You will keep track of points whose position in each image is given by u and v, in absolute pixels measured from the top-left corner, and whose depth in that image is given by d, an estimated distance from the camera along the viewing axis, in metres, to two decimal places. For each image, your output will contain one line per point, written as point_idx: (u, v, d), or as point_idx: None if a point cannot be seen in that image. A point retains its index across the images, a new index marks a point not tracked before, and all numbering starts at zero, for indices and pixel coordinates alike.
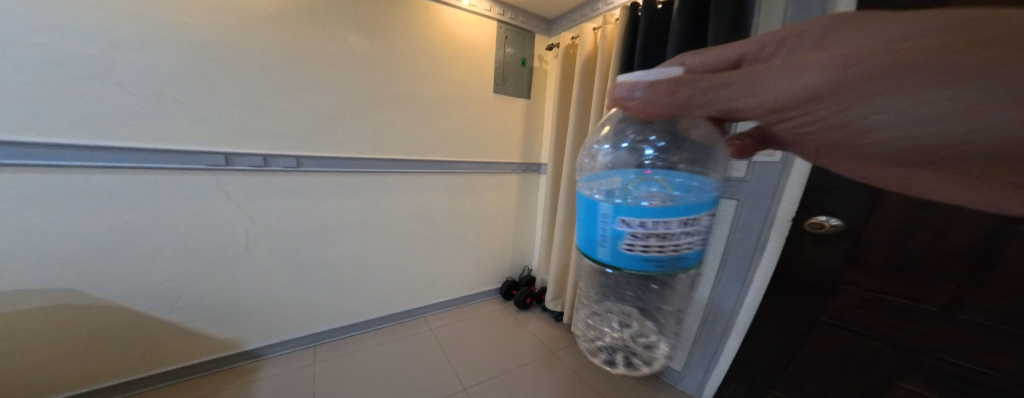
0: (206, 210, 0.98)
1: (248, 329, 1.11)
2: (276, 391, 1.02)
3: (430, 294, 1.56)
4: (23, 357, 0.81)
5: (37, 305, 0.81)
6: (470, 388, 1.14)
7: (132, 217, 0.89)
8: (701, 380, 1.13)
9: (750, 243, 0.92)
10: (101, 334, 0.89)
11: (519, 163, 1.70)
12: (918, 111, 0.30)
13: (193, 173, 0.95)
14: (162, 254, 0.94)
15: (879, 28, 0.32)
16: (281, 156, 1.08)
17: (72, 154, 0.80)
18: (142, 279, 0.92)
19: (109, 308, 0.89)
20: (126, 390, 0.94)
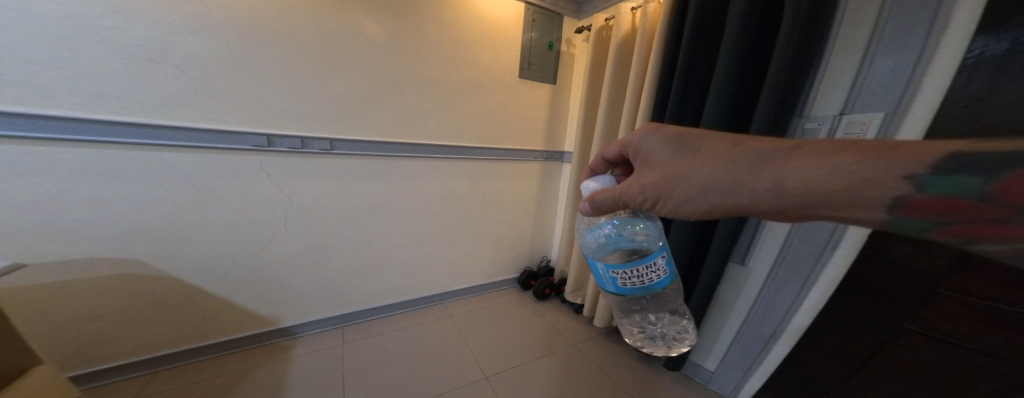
0: (251, 190, 0.98)
1: (286, 309, 1.16)
2: (313, 369, 1.08)
3: (452, 281, 1.56)
4: (96, 322, 0.88)
5: (107, 273, 0.86)
6: (491, 377, 1.12)
7: (182, 195, 0.90)
8: (738, 381, 1.05)
9: (820, 239, 0.80)
10: (162, 304, 0.95)
11: (542, 150, 1.62)
12: (719, 185, 0.44)
13: (233, 153, 0.94)
14: (210, 234, 0.96)
15: (721, 151, 0.45)
16: (316, 139, 1.05)
17: (131, 131, 0.81)
18: (193, 255, 0.95)
19: (169, 280, 0.94)
20: (182, 359, 1.02)
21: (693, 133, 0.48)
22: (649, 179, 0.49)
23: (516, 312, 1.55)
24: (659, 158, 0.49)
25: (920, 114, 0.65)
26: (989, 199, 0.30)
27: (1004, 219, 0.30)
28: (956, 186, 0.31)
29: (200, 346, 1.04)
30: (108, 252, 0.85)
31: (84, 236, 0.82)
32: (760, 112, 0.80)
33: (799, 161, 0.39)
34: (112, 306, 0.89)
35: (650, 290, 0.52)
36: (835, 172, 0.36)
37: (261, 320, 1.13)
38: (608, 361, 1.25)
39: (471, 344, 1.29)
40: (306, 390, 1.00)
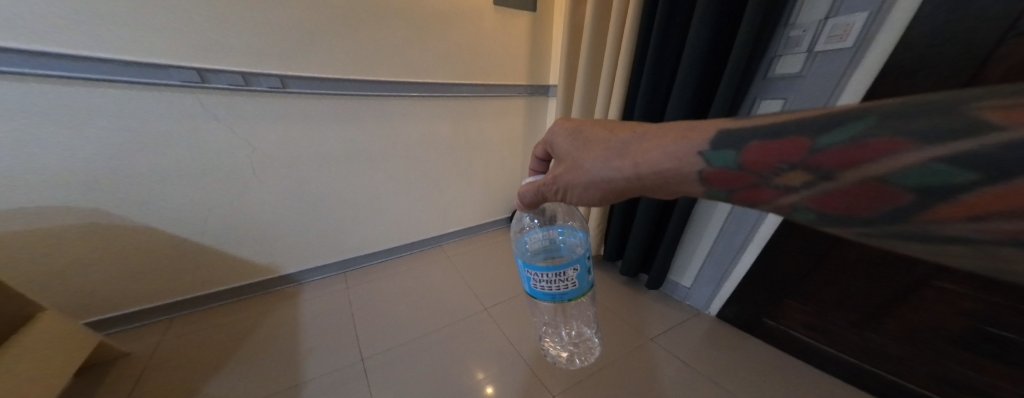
0: (202, 136, 0.93)
1: (279, 257, 1.21)
2: (320, 310, 1.18)
3: (444, 224, 1.60)
4: (84, 270, 0.91)
5: (68, 221, 0.85)
6: (491, 308, 1.23)
7: (116, 137, 0.84)
8: (710, 294, 1.13)
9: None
10: (143, 251, 0.97)
11: (526, 85, 1.52)
12: (605, 170, 0.46)
13: (167, 91, 0.85)
14: (168, 179, 0.93)
15: (610, 139, 0.47)
16: (263, 75, 0.95)
17: (19, 59, 0.70)
18: (156, 202, 0.94)
19: (138, 228, 0.94)
20: (189, 308, 1.10)
21: (587, 127, 0.51)
22: (558, 171, 0.52)
23: (506, 248, 1.62)
24: (564, 149, 0.52)
25: (903, 9, 0.59)
26: (746, 167, 0.34)
27: (757, 185, 0.34)
28: (727, 158, 0.35)
29: (204, 296, 1.11)
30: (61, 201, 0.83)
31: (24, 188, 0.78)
32: (742, 34, 0.73)
33: (648, 143, 0.43)
34: (92, 255, 0.91)
35: (559, 298, 0.54)
36: (663, 152, 0.41)
37: (259, 269, 1.19)
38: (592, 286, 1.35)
39: (464, 280, 1.38)
40: (319, 328, 1.10)
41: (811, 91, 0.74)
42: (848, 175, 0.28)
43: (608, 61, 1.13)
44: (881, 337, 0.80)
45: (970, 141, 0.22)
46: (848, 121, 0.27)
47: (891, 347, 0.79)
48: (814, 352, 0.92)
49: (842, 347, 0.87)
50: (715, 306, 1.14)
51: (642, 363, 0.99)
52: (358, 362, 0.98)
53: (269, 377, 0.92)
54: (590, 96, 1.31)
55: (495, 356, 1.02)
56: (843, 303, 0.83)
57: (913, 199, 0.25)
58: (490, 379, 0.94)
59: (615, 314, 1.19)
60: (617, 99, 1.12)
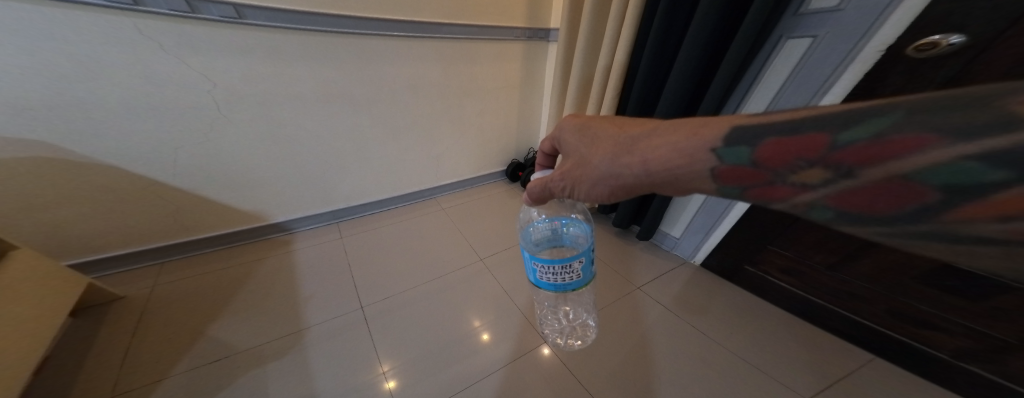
0: (154, 69, 0.84)
1: (266, 204, 1.19)
2: (313, 258, 1.19)
3: (438, 176, 1.56)
4: (59, 210, 0.89)
5: (20, 157, 0.79)
6: (485, 259, 1.25)
7: (48, 63, 0.74)
8: (697, 244, 1.14)
9: (809, 91, 0.73)
10: (117, 191, 0.94)
11: (524, 27, 1.38)
12: (616, 167, 0.42)
13: (98, 12, 0.74)
14: (119, 113, 0.85)
15: (621, 135, 0.43)
16: (212, 1, 0.83)
17: None
18: (114, 140, 0.87)
19: (105, 167, 0.89)
20: (182, 251, 1.12)
21: (597, 121, 0.48)
22: (564, 166, 0.48)
23: (500, 201, 1.61)
24: (572, 144, 0.49)
25: None
26: (759, 164, 0.30)
27: (771, 183, 0.30)
28: (739, 155, 0.31)
29: (196, 240, 1.12)
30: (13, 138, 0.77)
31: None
32: None
33: (659, 138, 0.38)
34: (62, 196, 0.88)
35: (563, 288, 0.52)
36: (674, 148, 0.36)
37: (248, 216, 1.18)
38: None
39: (459, 232, 1.39)
40: (313, 275, 1.12)
41: (846, 27, 0.64)
42: (875, 170, 0.24)
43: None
44: (852, 278, 0.82)
45: (1000, 139, 0.19)
46: (876, 115, 0.24)
47: (861, 289, 0.81)
48: (788, 295, 0.97)
49: (812, 289, 0.91)
50: (700, 255, 1.16)
51: (629, 310, 1.02)
52: (358, 310, 1.01)
53: (271, 321, 0.96)
54: (594, 38, 1.18)
55: (489, 303, 1.06)
56: (822, 248, 0.85)
57: (940, 198, 0.22)
58: (485, 325, 0.98)
59: (606, 264, 1.21)
60: (626, 42, 1.01)
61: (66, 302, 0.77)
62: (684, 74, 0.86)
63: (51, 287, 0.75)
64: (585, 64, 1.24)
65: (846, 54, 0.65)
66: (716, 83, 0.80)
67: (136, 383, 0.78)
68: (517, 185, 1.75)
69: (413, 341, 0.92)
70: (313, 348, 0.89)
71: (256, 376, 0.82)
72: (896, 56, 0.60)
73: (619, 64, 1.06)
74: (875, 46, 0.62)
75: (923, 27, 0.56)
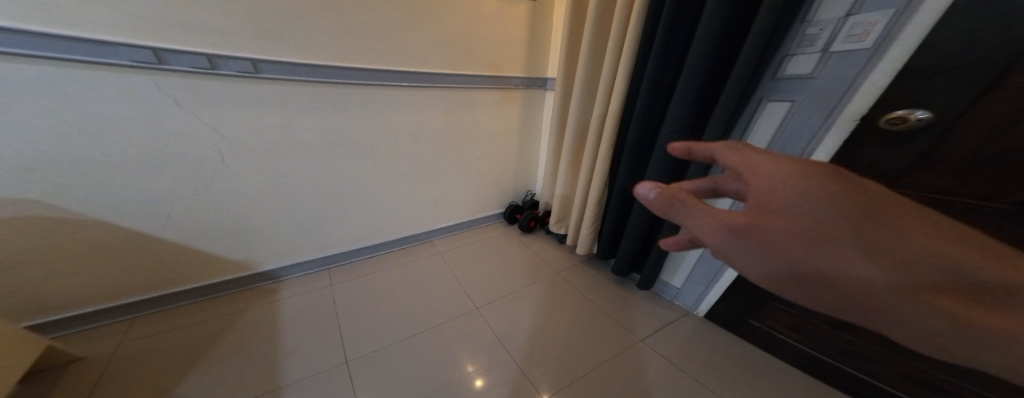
0: (162, 120, 0.84)
1: (256, 251, 1.15)
2: (300, 308, 1.13)
3: (436, 218, 1.55)
4: (32, 268, 0.84)
5: (10, 215, 0.77)
6: (481, 307, 1.18)
7: (60, 120, 0.75)
8: (699, 296, 1.12)
9: (793, 152, 0.78)
10: (102, 245, 0.89)
11: (523, 77, 1.47)
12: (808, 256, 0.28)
13: (121, 71, 0.77)
14: (118, 165, 0.84)
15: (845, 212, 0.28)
16: (232, 58, 0.87)
17: None
18: (112, 191, 0.85)
19: (94, 222, 0.86)
20: (159, 305, 1.05)
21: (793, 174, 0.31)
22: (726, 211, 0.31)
23: (497, 244, 1.59)
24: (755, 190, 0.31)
25: (926, 16, 0.57)
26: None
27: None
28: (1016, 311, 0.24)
29: (175, 292, 1.06)
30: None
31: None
32: (751, 35, 0.71)
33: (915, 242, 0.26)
34: (38, 251, 0.82)
35: None
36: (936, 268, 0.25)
37: (236, 264, 1.13)
38: (585, 285, 1.32)
39: (453, 277, 1.34)
40: (298, 328, 1.05)
41: (821, 94, 0.71)
42: None
43: (609, 57, 1.08)
44: (861, 338, 0.80)
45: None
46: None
47: (868, 349, 0.79)
48: (799, 353, 0.93)
49: (818, 346, 0.88)
50: (703, 308, 1.13)
51: (627, 366, 0.96)
52: (342, 365, 0.93)
53: (243, 381, 0.87)
54: (589, 91, 1.26)
55: (482, 356, 0.98)
56: None
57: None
58: (479, 370, 0.93)
59: (604, 314, 1.16)
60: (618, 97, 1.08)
61: (18, 365, 0.70)
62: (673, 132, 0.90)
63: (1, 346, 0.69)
64: (582, 114, 1.31)
65: (825, 121, 0.71)
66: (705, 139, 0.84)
67: None
68: (515, 227, 1.75)
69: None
70: None
71: None
72: (871, 126, 0.67)
73: (614, 115, 1.12)
74: (851, 115, 0.68)
75: (893, 100, 0.63)
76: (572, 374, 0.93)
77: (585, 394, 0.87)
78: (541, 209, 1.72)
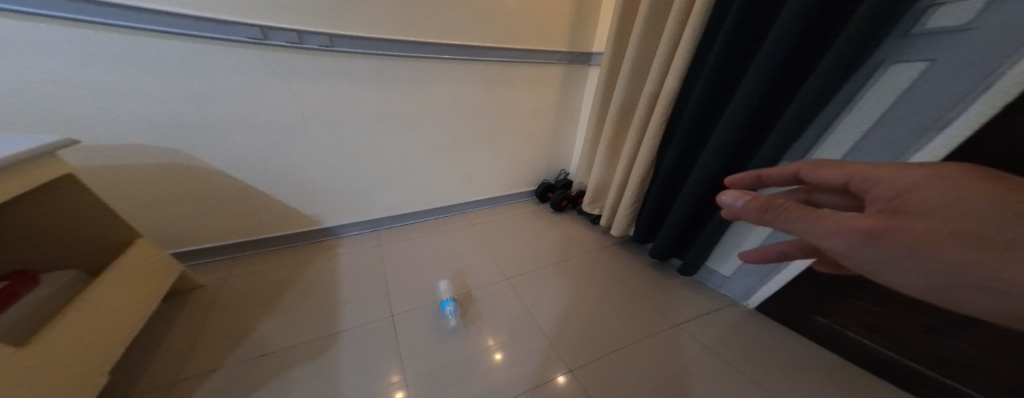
0: (262, 91, 0.98)
1: (317, 211, 1.30)
2: (355, 264, 1.27)
3: (470, 191, 1.62)
4: (160, 212, 1.03)
5: (155, 163, 0.95)
6: (512, 279, 1.25)
7: (192, 87, 0.90)
8: (751, 287, 1.07)
9: (920, 123, 0.67)
10: (211, 195, 1.07)
11: (565, 52, 1.44)
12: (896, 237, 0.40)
13: (235, 47, 0.90)
14: (224, 129, 0.99)
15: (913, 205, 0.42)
16: (314, 33, 0.97)
17: (115, 12, 0.77)
18: (223, 149, 1.02)
19: (212, 174, 1.04)
20: (242, 251, 1.24)
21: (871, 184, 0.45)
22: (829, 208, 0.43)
23: (528, 221, 1.63)
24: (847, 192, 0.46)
25: None
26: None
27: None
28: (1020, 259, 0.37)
29: (253, 242, 1.24)
30: (126, 146, 0.90)
31: (92, 134, 0.86)
32: None
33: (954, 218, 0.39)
34: (164, 198, 1.01)
35: None
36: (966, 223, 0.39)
37: (301, 221, 1.29)
38: (617, 267, 1.32)
39: (487, 248, 1.42)
40: (353, 282, 1.19)
41: (977, 51, 0.58)
42: None
43: (672, 29, 1.01)
44: (960, 346, 0.72)
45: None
46: None
47: (966, 357, 0.72)
48: (872, 353, 0.87)
49: (902, 349, 0.82)
50: (754, 299, 1.08)
51: (659, 349, 0.97)
52: (388, 318, 1.06)
53: (313, 322, 1.03)
54: (640, 66, 1.21)
55: (504, 329, 1.04)
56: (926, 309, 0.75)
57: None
58: (499, 346, 0.99)
59: (640, 297, 1.17)
60: (677, 72, 1.02)
61: (160, 287, 0.90)
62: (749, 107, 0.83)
63: (151, 272, 0.88)
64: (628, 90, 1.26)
65: (976, 85, 0.59)
66: (792, 112, 0.76)
67: (191, 370, 0.87)
68: (545, 206, 1.78)
69: (437, 358, 0.94)
70: (342, 356, 0.93)
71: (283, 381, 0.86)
72: None
73: (666, 93, 1.07)
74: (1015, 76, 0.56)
75: None
76: (598, 351, 0.97)
77: (614, 369, 0.92)
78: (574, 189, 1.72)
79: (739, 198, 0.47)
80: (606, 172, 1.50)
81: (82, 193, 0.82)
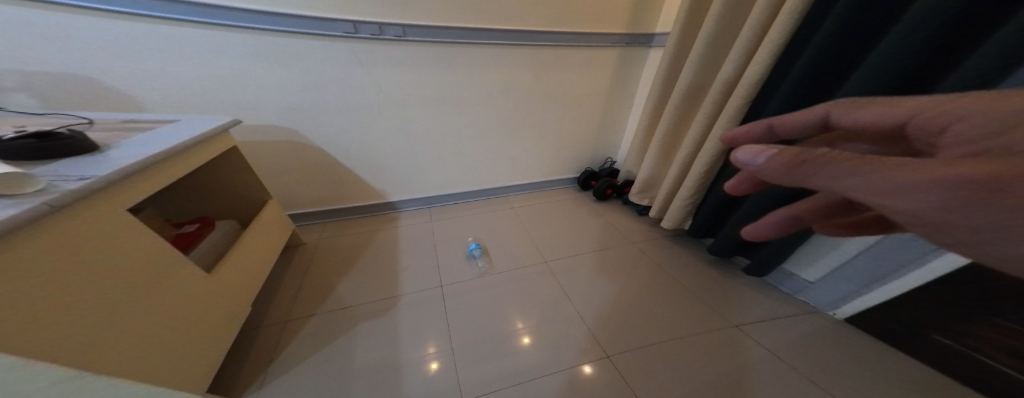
0: (350, 79, 1.16)
1: (384, 186, 1.50)
2: (411, 235, 1.43)
3: (513, 175, 1.67)
4: (277, 180, 1.31)
5: (280, 140, 1.21)
6: (550, 262, 1.25)
7: (308, 77, 1.11)
8: (844, 294, 0.92)
9: None
10: (310, 169, 1.33)
11: (622, 34, 1.37)
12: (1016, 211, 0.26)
13: (334, 40, 1.08)
14: (325, 112, 1.21)
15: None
16: (390, 25, 1.10)
17: (262, 20, 0.98)
18: (323, 129, 1.24)
19: (315, 149, 1.28)
20: (327, 217, 1.50)
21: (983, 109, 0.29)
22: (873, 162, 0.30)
23: (571, 208, 1.61)
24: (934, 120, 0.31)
25: None
26: None
27: None
28: None
29: (334, 209, 1.49)
30: (257, 124, 1.15)
31: (232, 114, 1.09)
32: None
33: None
34: (279, 170, 1.28)
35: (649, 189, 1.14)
36: None
37: (371, 195, 1.51)
38: (671, 262, 1.23)
39: (526, 229, 1.44)
40: (409, 249, 1.35)
41: None
42: None
43: None
44: None
45: None
46: None
47: None
48: (1020, 389, 0.68)
49: None
50: (846, 308, 0.93)
51: (725, 349, 0.89)
52: (438, 288, 1.15)
53: (377, 285, 1.18)
54: (720, 40, 1.04)
55: (534, 313, 1.05)
56: None
57: None
58: (527, 329, 0.99)
59: (693, 292, 1.08)
60: (762, 59, 0.87)
61: (280, 236, 1.17)
62: (872, 87, 0.67)
63: (274, 224, 1.14)
64: (697, 69, 1.11)
65: None
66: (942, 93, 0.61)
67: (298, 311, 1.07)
68: (589, 194, 1.73)
69: (477, 328, 1.00)
70: (403, 317, 1.04)
71: (358, 332, 1.00)
72: None
73: (747, 82, 0.92)
74: None
75: None
76: (642, 340, 0.94)
77: (660, 360, 0.88)
78: (622, 178, 1.63)
79: (755, 154, 0.36)
80: (660, 162, 1.38)
81: (240, 160, 1.08)
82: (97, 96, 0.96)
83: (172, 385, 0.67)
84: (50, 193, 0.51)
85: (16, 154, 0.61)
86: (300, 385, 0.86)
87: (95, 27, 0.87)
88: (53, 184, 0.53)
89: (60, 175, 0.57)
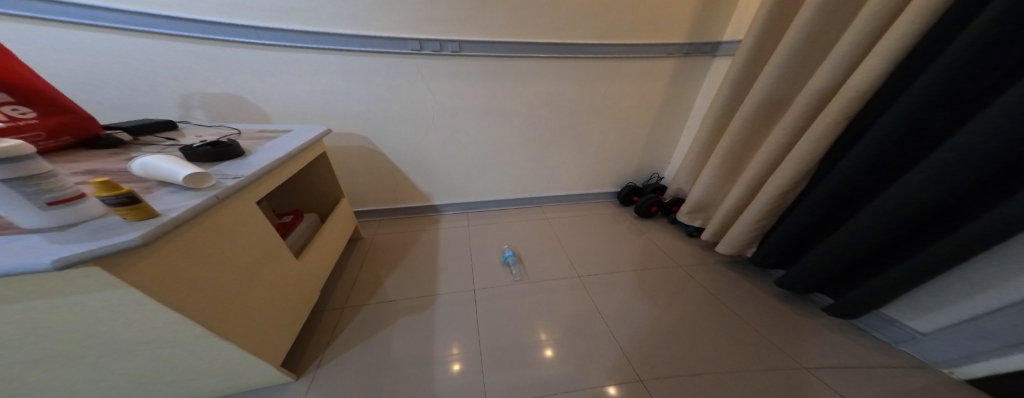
0: (416, 91, 1.31)
1: (431, 189, 1.62)
2: (450, 236, 1.51)
3: (549, 185, 1.67)
4: (348, 179, 1.50)
5: (353, 144, 1.40)
6: (583, 277, 1.18)
7: (383, 90, 1.28)
8: (970, 353, 0.76)
9: None
10: (375, 171, 1.51)
11: (682, 43, 1.30)
12: None
13: (404, 57, 1.23)
14: (393, 121, 1.37)
15: None
16: (448, 41, 1.22)
17: (356, 43, 1.17)
18: (389, 136, 1.41)
19: (380, 153, 1.45)
20: (381, 215, 1.67)
21: None
22: None
23: (611, 224, 1.53)
24: None
25: None
26: None
27: None
28: None
29: (387, 208, 1.65)
30: (342, 132, 1.36)
31: (322, 122, 1.32)
32: None
33: None
34: (349, 170, 1.48)
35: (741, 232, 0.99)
36: None
37: (418, 197, 1.64)
38: (733, 295, 1.07)
39: (561, 241, 1.40)
40: (446, 249, 1.42)
41: None
42: None
43: None
44: None
45: None
46: None
47: None
48: None
49: None
50: (972, 369, 0.77)
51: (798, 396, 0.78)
52: (471, 291, 1.17)
53: (417, 282, 1.24)
54: (812, 45, 0.90)
55: (559, 327, 0.99)
56: None
57: None
58: (552, 342, 0.94)
59: (750, 323, 0.97)
60: (878, 63, 0.73)
61: (347, 225, 1.35)
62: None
63: (343, 217, 1.32)
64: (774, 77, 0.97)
65: None
66: None
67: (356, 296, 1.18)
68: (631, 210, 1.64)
69: (504, 332, 0.98)
70: (440, 317, 1.07)
71: (404, 323, 1.05)
72: None
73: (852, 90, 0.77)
74: None
75: None
76: (686, 369, 0.84)
77: (706, 390, 0.79)
78: (670, 195, 1.51)
79: None
80: (722, 181, 1.23)
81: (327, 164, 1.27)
82: (236, 107, 1.22)
83: (266, 360, 0.80)
84: (217, 188, 0.67)
85: (199, 158, 0.80)
86: (351, 367, 0.93)
87: (243, 56, 1.12)
88: (219, 180, 0.70)
89: (223, 174, 0.74)
